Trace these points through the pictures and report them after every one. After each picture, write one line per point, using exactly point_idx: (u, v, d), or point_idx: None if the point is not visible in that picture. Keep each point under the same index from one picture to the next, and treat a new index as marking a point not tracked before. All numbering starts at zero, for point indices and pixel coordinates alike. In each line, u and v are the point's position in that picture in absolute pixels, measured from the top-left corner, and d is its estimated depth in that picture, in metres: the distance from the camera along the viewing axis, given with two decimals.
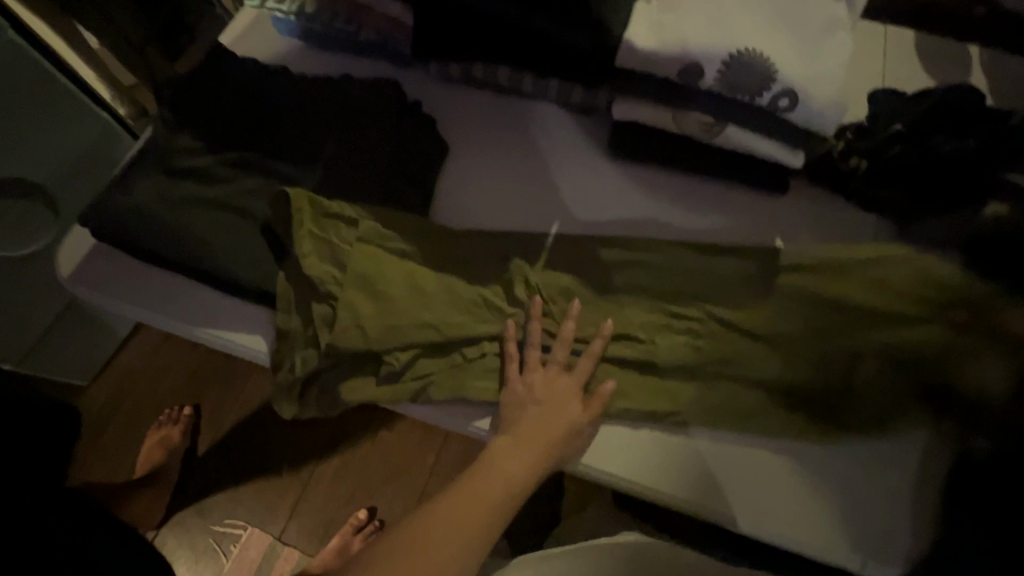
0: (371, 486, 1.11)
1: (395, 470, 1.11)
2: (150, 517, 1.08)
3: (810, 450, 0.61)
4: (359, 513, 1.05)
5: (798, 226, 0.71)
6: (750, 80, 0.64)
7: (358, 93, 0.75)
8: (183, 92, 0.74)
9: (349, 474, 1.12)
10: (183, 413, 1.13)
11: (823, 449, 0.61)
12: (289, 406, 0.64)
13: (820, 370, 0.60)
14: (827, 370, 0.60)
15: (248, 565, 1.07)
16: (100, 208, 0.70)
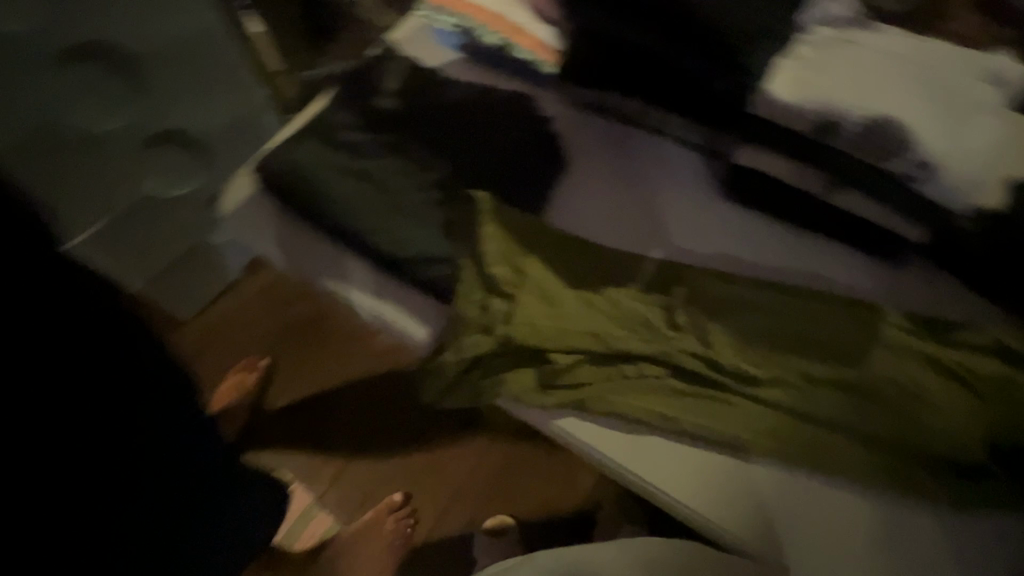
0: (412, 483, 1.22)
1: (437, 469, 1.22)
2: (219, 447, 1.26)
3: (883, 517, 0.62)
4: (395, 496, 1.16)
5: (906, 295, 0.71)
6: (885, 144, 0.65)
7: (502, 101, 0.84)
8: (354, 83, 0.87)
9: (396, 465, 1.23)
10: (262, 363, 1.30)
11: (899, 521, 0.62)
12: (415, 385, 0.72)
13: (905, 435, 0.63)
14: (913, 437, 0.63)
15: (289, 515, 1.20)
16: (268, 161, 0.82)
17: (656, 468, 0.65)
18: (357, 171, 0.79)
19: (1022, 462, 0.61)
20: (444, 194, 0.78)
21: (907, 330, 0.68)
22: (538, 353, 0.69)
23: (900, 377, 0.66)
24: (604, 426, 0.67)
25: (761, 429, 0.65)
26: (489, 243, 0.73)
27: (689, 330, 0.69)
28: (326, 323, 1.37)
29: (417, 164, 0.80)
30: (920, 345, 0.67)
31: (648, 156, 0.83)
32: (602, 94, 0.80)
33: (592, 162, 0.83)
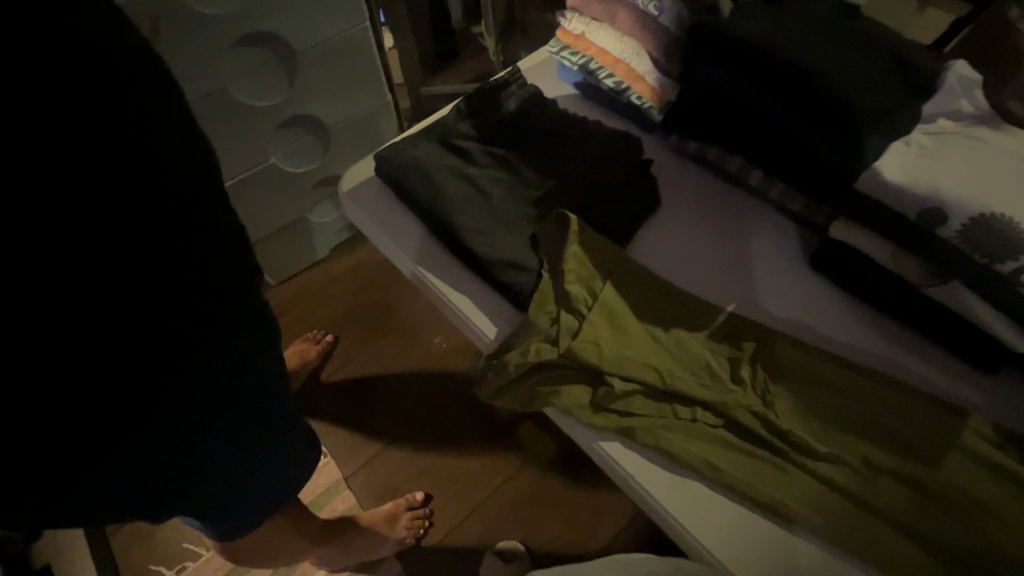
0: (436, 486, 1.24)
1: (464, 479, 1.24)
2: None
3: None
4: (417, 495, 1.19)
5: (986, 403, 0.69)
6: (999, 244, 0.63)
7: (609, 137, 0.89)
8: (478, 96, 0.94)
9: (424, 467, 1.26)
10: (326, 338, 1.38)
11: None
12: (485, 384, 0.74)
13: (967, 542, 0.59)
14: (975, 545, 0.59)
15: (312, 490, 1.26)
16: (388, 151, 0.91)
17: (693, 509, 0.65)
18: (465, 175, 0.87)
19: None
20: (538, 212, 0.83)
21: (989, 440, 0.64)
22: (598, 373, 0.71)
23: (974, 485, 0.62)
24: (650, 460, 0.68)
25: (813, 504, 0.63)
26: (568, 261, 0.76)
27: (754, 384, 0.69)
28: (396, 313, 1.46)
29: (520, 180, 0.86)
30: (999, 456, 0.63)
31: (742, 213, 0.86)
32: (706, 147, 0.85)
33: (685, 207, 0.87)
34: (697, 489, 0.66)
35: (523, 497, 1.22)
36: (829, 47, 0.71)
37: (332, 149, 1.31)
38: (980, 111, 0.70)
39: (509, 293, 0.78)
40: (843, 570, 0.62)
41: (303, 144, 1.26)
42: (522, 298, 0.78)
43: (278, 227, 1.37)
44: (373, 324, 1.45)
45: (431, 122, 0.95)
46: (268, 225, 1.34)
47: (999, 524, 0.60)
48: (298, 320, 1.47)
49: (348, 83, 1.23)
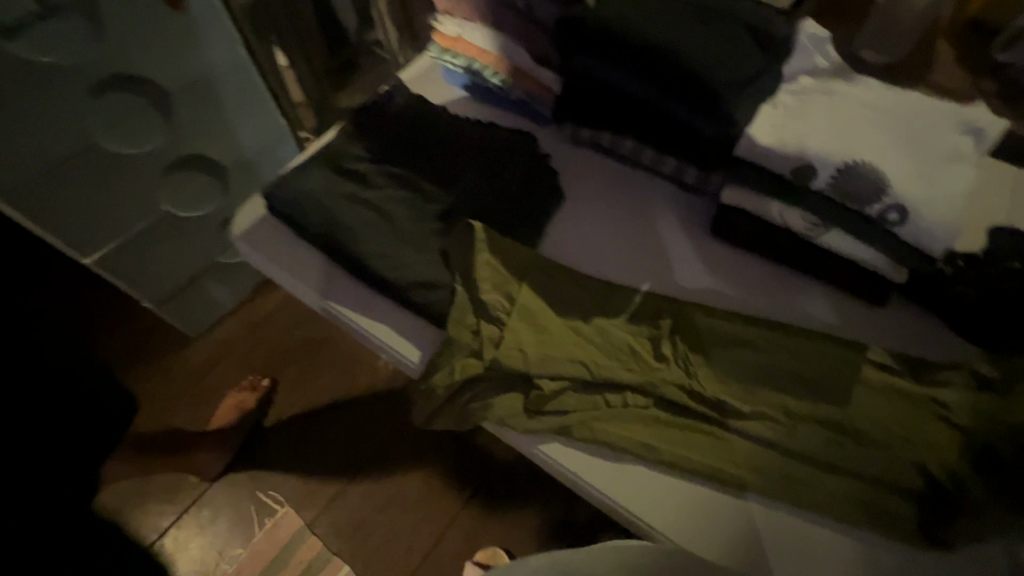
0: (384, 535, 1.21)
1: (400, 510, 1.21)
2: (209, 468, 1.25)
3: (858, 536, 0.64)
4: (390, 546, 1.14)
5: (884, 333, 0.74)
6: (863, 190, 0.67)
7: (503, 136, 0.88)
8: (365, 115, 0.92)
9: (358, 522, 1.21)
10: (263, 384, 1.33)
11: (872, 544, 0.63)
12: (423, 411, 0.72)
13: (882, 464, 0.64)
14: (889, 465, 0.64)
15: (275, 541, 1.21)
16: (279, 186, 0.86)
17: (637, 492, 0.67)
18: (363, 199, 0.83)
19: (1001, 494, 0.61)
20: (444, 225, 0.82)
21: (888, 366, 0.69)
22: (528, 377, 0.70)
23: (881, 410, 0.67)
24: (591, 453, 0.69)
25: (745, 461, 0.66)
26: (479, 270, 0.75)
27: (675, 359, 0.71)
28: (331, 347, 1.40)
29: (421, 195, 0.84)
30: (897, 379, 0.69)
31: (643, 191, 0.88)
32: (597, 132, 0.86)
33: (589, 194, 0.88)
34: (641, 472, 0.68)
35: (493, 505, 1.20)
36: (691, 22, 0.73)
37: (230, 188, 1.23)
38: (834, 63, 0.76)
39: (429, 313, 0.76)
40: (788, 518, 0.65)
41: (196, 187, 1.17)
42: (442, 317, 0.76)
43: (186, 279, 1.28)
44: (308, 361, 1.39)
45: (319, 149, 0.91)
46: (171, 280, 1.24)
47: (904, 441, 0.65)
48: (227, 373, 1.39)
49: (235, 115, 1.14)
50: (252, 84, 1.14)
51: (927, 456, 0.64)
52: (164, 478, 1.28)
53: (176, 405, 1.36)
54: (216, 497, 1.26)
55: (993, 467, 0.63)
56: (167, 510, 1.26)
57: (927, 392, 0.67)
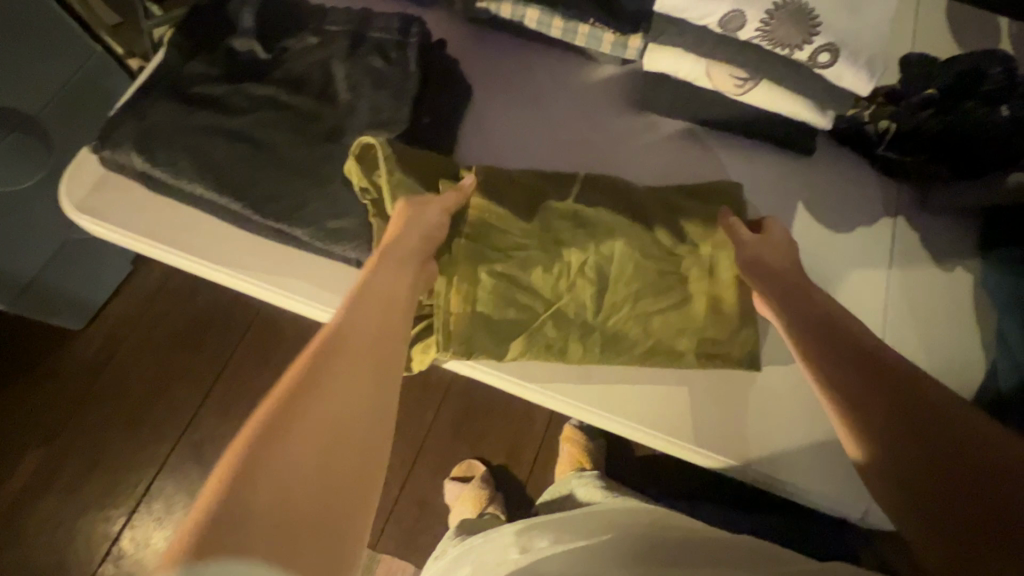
0: (274, 460, 0.44)
1: (404, 255, 0.60)
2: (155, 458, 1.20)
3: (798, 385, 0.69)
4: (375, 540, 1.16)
5: (814, 185, 0.75)
6: (792, 31, 0.60)
7: (383, 23, 0.72)
8: (195, 19, 0.71)
9: (286, 422, 0.47)
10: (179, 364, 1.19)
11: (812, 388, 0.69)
12: None
13: None
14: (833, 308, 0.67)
15: None
16: (109, 132, 0.65)
17: (598, 393, 0.68)
18: (227, 130, 0.66)
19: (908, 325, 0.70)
20: (338, 146, 0.67)
21: (811, 221, 0.74)
22: (480, 306, 0.65)
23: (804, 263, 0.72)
24: (551, 367, 0.69)
25: (703, 335, 0.67)
26: (393, 193, 0.63)
27: (622, 248, 0.67)
28: (246, 304, 1.29)
29: (301, 114, 0.68)
30: (819, 235, 0.73)
31: (558, 68, 0.79)
32: (495, 6, 0.74)
33: (500, 84, 0.78)
34: (603, 370, 0.70)
35: (460, 421, 1.21)
36: None
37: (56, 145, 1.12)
38: None
39: (346, 257, 0.66)
40: (739, 380, 0.70)
41: (13, 149, 1.02)
42: (362, 258, 0.65)
43: (50, 258, 1.15)
44: (223, 324, 1.28)
45: (149, 74, 0.70)
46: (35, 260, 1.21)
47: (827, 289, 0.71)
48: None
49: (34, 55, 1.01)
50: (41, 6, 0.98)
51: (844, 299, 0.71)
52: (105, 480, 1.20)
53: (91, 406, 1.24)
54: (166, 487, 1.20)
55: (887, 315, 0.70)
56: (114, 513, 1.19)
57: (839, 242, 0.73)
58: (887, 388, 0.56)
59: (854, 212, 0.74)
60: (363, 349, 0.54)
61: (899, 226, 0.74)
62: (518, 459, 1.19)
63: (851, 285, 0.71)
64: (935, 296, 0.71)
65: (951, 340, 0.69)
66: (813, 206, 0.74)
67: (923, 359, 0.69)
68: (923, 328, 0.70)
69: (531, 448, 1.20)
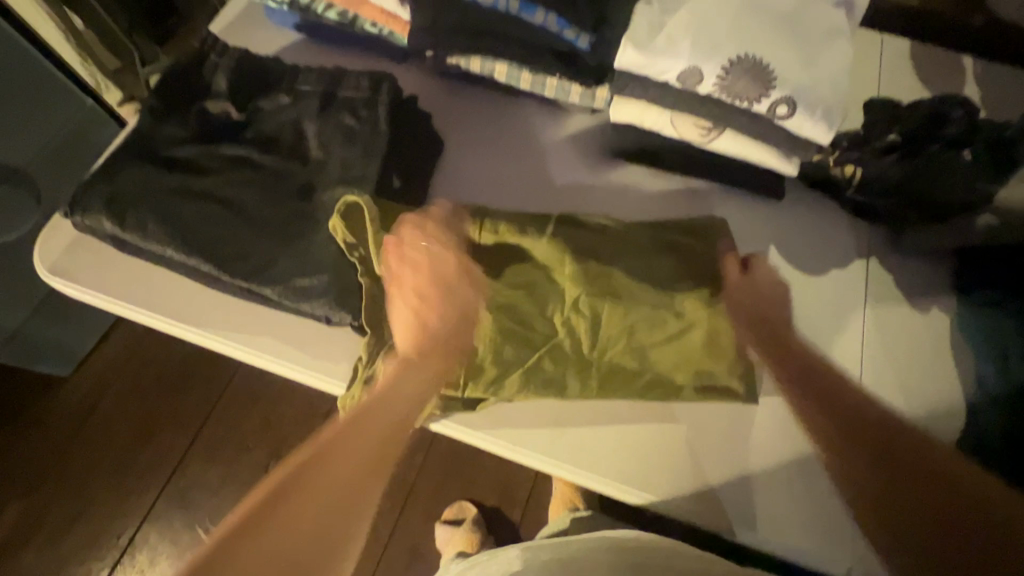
0: (284, 503, 0.54)
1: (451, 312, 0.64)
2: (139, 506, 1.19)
3: (781, 434, 0.67)
4: None
5: (787, 227, 0.75)
6: (749, 85, 0.62)
7: (354, 81, 0.74)
8: (170, 82, 0.72)
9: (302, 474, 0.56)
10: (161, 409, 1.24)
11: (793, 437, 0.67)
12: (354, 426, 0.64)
13: None
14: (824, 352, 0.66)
15: None
16: (82, 196, 0.66)
17: (572, 449, 0.66)
18: (198, 191, 0.67)
19: (889, 366, 0.69)
20: (309, 204, 0.68)
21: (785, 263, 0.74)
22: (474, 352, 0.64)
23: None
24: (526, 422, 0.67)
25: (696, 367, 0.66)
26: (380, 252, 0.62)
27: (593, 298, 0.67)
28: None
29: (274, 173, 0.69)
30: (793, 277, 0.73)
31: (528, 118, 0.81)
32: (464, 62, 0.76)
33: (470, 135, 0.80)
34: (582, 421, 0.67)
35: (451, 462, 1.19)
36: None
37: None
38: None
39: (315, 313, 0.65)
40: (723, 408, 0.68)
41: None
42: (330, 315, 0.65)
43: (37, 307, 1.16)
44: None
45: (125, 137, 0.71)
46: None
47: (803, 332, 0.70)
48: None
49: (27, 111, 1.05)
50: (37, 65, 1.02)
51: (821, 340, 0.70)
52: None
53: None
54: None
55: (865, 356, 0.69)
56: None
57: (814, 283, 0.73)
58: (886, 466, 0.57)
59: (828, 254, 0.74)
60: (393, 409, 0.60)
61: (872, 267, 0.74)
62: (510, 500, 1.17)
63: (828, 327, 0.71)
64: (913, 337, 0.71)
65: (935, 384, 0.68)
66: (787, 249, 0.74)
67: (903, 403, 0.67)
68: (904, 369, 0.69)
69: (522, 487, 1.17)
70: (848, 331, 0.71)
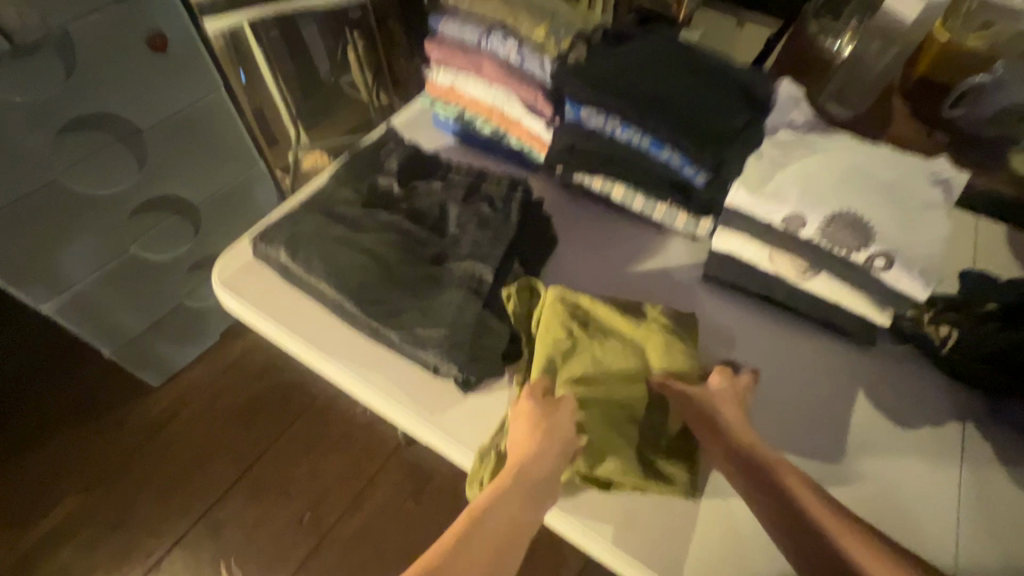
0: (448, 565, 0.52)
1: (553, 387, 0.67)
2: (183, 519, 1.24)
3: None
4: None
5: (877, 377, 0.77)
6: (849, 237, 0.69)
7: (495, 180, 0.89)
8: (352, 158, 0.90)
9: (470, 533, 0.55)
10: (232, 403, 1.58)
11: None
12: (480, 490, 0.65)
13: (872, 501, 0.67)
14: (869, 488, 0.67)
15: None
16: (269, 232, 0.82)
17: (637, 544, 0.65)
18: (355, 244, 0.80)
19: (992, 540, 0.65)
20: (440, 270, 0.80)
21: (875, 409, 0.74)
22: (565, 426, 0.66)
23: (866, 451, 0.71)
24: (596, 508, 0.67)
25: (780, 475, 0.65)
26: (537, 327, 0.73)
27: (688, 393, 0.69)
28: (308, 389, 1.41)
29: (417, 240, 0.82)
30: (884, 425, 0.73)
31: (634, 233, 0.91)
32: (587, 180, 0.89)
33: (581, 240, 0.91)
34: (652, 522, 0.67)
35: None
36: (672, 85, 0.78)
37: (203, 229, 1.39)
38: (809, 120, 0.80)
39: (424, 361, 0.73)
40: None
41: (167, 230, 1.33)
42: (439, 365, 0.72)
43: (160, 317, 1.44)
44: None
45: (309, 193, 0.88)
46: (151, 316, 1.42)
47: (888, 481, 0.69)
48: (197, 437, 1.53)
49: (214, 165, 1.33)
50: (235, 132, 1.34)
51: (907, 494, 0.68)
52: None
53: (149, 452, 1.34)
54: None
55: (959, 524, 0.66)
56: None
57: (901, 434, 0.72)
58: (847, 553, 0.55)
59: (921, 409, 0.74)
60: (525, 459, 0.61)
61: (968, 433, 0.72)
62: None
63: (916, 483, 0.69)
64: (1017, 517, 0.66)
65: None
66: (875, 397, 0.75)
67: None
68: (1003, 547, 0.64)
69: None
70: (939, 492, 0.68)
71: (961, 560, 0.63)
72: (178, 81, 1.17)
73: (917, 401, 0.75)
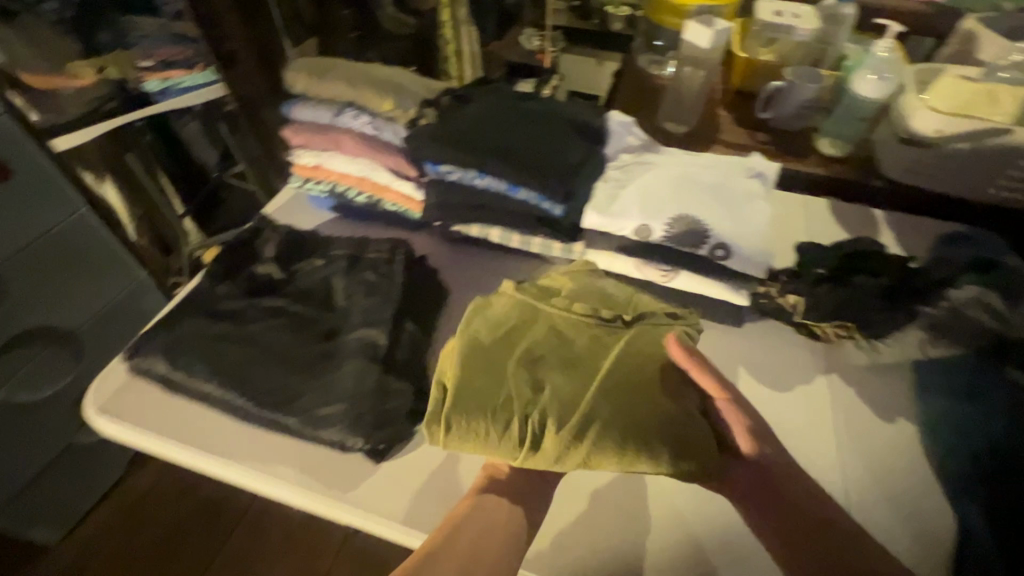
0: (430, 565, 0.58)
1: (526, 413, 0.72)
2: None
3: None
4: None
5: (753, 350, 0.85)
6: (690, 237, 0.78)
7: (376, 245, 0.91)
8: (227, 252, 0.89)
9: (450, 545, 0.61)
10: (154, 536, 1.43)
11: None
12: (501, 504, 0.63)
13: None
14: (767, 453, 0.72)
15: None
16: (145, 345, 0.78)
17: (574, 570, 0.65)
18: (239, 337, 0.79)
19: (875, 473, 0.72)
20: (333, 344, 0.80)
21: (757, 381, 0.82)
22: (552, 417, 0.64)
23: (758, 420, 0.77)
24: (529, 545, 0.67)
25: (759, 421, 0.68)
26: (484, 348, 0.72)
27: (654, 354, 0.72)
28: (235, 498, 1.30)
29: (305, 319, 0.82)
30: (767, 393, 0.80)
31: (519, 268, 0.97)
32: (465, 229, 0.94)
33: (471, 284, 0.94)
34: (583, 544, 0.67)
35: None
36: (516, 133, 0.85)
37: (85, 355, 1.29)
38: (641, 142, 0.91)
39: (329, 438, 0.71)
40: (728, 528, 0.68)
41: (41, 366, 1.21)
42: (345, 441, 0.71)
43: (48, 463, 1.29)
44: None
45: (185, 295, 0.86)
46: (38, 464, 1.27)
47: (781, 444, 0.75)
48: None
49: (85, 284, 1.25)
50: (105, 246, 1.26)
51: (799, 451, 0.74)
52: None
53: None
54: None
55: (846, 466, 0.73)
56: None
57: (783, 398, 0.80)
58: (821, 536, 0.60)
59: (794, 371, 0.83)
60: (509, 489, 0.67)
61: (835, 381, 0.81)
62: None
63: (805, 439, 0.76)
64: (890, 446, 0.74)
65: (922, 491, 0.70)
66: (754, 369, 0.83)
67: (894, 511, 0.69)
68: (885, 476, 0.72)
69: None
70: (824, 443, 0.75)
71: (855, 498, 0.70)
72: (30, 207, 1.10)
73: (789, 364, 0.84)
